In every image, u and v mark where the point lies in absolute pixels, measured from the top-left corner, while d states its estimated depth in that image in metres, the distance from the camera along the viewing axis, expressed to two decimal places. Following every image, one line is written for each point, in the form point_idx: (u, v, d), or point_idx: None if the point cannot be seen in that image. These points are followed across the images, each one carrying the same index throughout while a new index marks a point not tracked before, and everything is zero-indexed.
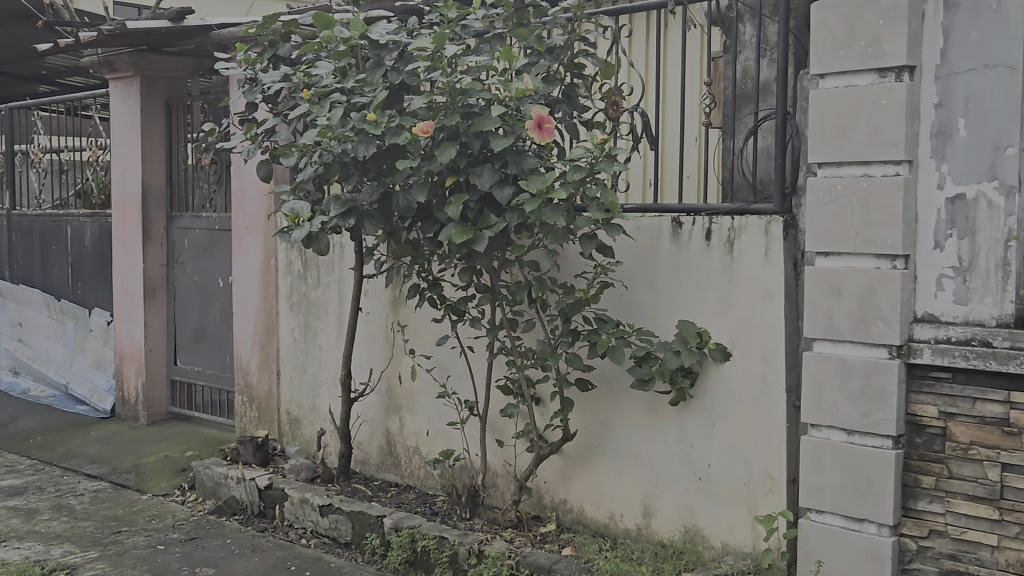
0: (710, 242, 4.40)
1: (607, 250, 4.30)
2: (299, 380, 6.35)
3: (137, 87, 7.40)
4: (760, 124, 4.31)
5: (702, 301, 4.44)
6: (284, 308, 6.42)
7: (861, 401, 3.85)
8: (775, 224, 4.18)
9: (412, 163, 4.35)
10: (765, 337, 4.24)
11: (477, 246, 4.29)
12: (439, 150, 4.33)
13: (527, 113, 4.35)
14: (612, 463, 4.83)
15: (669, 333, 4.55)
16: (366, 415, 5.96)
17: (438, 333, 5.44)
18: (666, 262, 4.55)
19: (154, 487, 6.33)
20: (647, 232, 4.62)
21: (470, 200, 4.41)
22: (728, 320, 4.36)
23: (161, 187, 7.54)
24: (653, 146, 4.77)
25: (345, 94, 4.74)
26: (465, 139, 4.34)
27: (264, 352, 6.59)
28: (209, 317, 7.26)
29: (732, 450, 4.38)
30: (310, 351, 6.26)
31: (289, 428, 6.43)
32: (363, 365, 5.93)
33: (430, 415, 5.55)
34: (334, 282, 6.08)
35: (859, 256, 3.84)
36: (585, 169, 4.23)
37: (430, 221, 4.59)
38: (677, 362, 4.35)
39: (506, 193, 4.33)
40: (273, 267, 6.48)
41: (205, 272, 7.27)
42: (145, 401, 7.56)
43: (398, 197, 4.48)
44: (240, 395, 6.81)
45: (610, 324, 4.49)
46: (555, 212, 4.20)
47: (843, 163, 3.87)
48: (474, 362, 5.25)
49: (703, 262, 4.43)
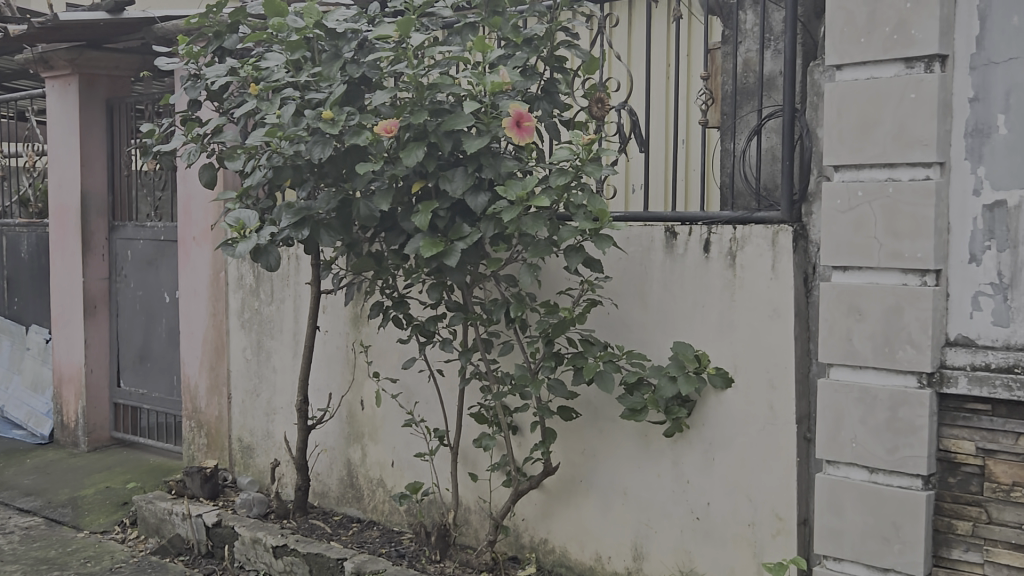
0: (709, 255, 3.93)
1: (595, 264, 3.79)
2: (252, 405, 5.81)
3: (76, 85, 6.83)
4: (764, 122, 3.85)
5: (700, 321, 3.97)
6: (235, 326, 5.89)
7: (886, 435, 3.39)
8: (784, 234, 3.72)
9: (374, 166, 3.84)
10: (771, 361, 3.78)
11: (448, 260, 3.79)
12: (405, 152, 3.82)
13: (504, 110, 3.86)
14: (598, 499, 4.34)
15: (663, 355, 4.08)
16: (325, 443, 5.43)
17: (404, 355, 4.93)
18: (658, 276, 4.09)
19: (91, 523, 5.76)
20: (638, 243, 4.14)
21: (439, 208, 3.92)
22: (729, 342, 3.89)
23: (103, 195, 6.97)
24: (642, 148, 4.30)
25: (299, 90, 4.22)
26: (434, 139, 3.84)
27: (213, 373, 6.04)
28: (154, 335, 6.70)
29: (735, 487, 3.91)
30: (263, 373, 5.73)
31: (241, 457, 5.89)
32: (320, 389, 5.40)
33: (395, 444, 5.04)
34: (289, 298, 5.55)
35: (882, 270, 3.39)
36: (570, 173, 3.75)
37: (395, 231, 4.08)
38: (673, 390, 3.86)
39: (481, 200, 3.84)
40: (223, 281, 5.94)
41: (150, 286, 6.71)
42: (86, 426, 6.97)
43: (358, 204, 3.97)
44: (188, 420, 6.25)
45: (597, 347, 4.00)
46: (536, 222, 3.71)
47: (864, 165, 3.42)
48: (444, 387, 4.75)
49: (701, 277, 3.96)
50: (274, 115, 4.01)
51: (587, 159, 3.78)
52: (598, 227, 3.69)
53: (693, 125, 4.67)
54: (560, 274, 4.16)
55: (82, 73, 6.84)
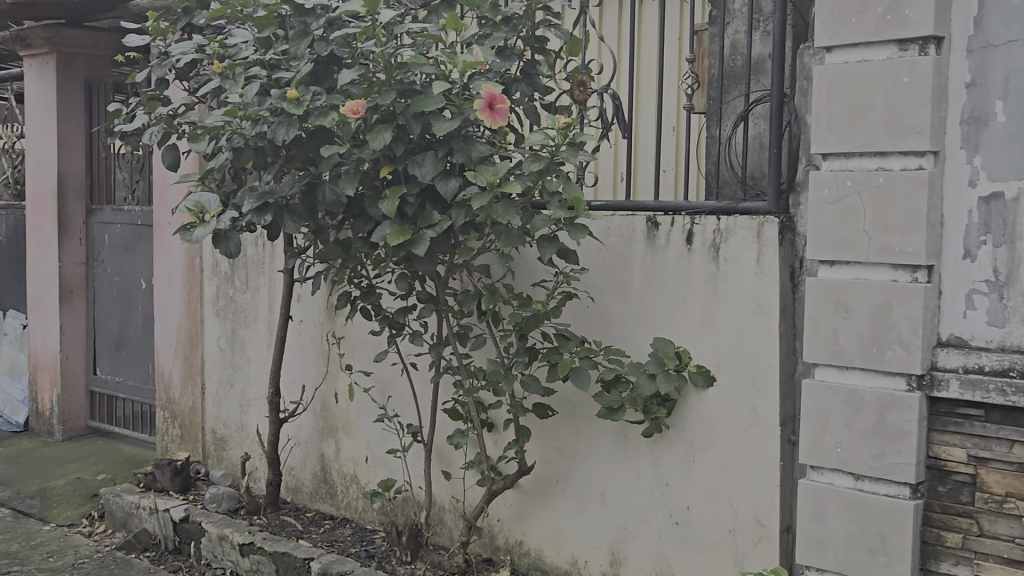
0: (692, 247, 3.74)
1: (570, 255, 3.60)
2: (225, 397, 5.64)
3: (53, 64, 6.64)
4: (751, 108, 3.65)
5: (682, 317, 3.78)
6: (209, 314, 5.71)
7: (872, 441, 3.20)
8: (770, 226, 3.52)
9: (339, 149, 3.65)
10: (755, 359, 3.59)
11: (416, 249, 3.61)
12: (372, 134, 3.63)
13: (477, 91, 3.66)
14: (575, 501, 4.16)
15: (643, 351, 3.89)
16: (299, 437, 5.25)
17: (378, 347, 4.74)
18: (639, 269, 3.89)
19: (59, 516, 5.60)
20: (618, 233, 3.95)
21: (408, 194, 3.72)
22: (711, 340, 3.70)
23: (80, 178, 6.78)
24: (625, 135, 4.10)
25: (267, 69, 4.02)
26: (403, 122, 3.64)
27: (187, 363, 5.87)
28: (130, 323, 6.52)
29: (716, 491, 3.73)
30: (238, 364, 5.55)
31: (214, 450, 5.72)
32: (294, 381, 5.22)
33: (369, 439, 4.86)
34: (264, 286, 5.37)
35: (871, 265, 3.20)
36: (545, 159, 3.55)
37: (363, 218, 3.90)
38: (652, 388, 3.69)
39: (452, 186, 3.64)
40: (198, 267, 5.76)
41: (127, 272, 6.53)
42: (60, 415, 6.81)
43: (324, 189, 3.78)
44: (162, 411, 6.08)
45: (573, 342, 3.81)
46: (508, 210, 3.52)
47: (854, 154, 3.23)
48: (418, 382, 4.56)
49: (683, 270, 3.77)
50: (237, 94, 3.82)
51: (563, 143, 3.58)
52: (573, 217, 3.50)
53: (681, 111, 4.46)
54: (536, 264, 3.97)
55: (60, 52, 6.65)
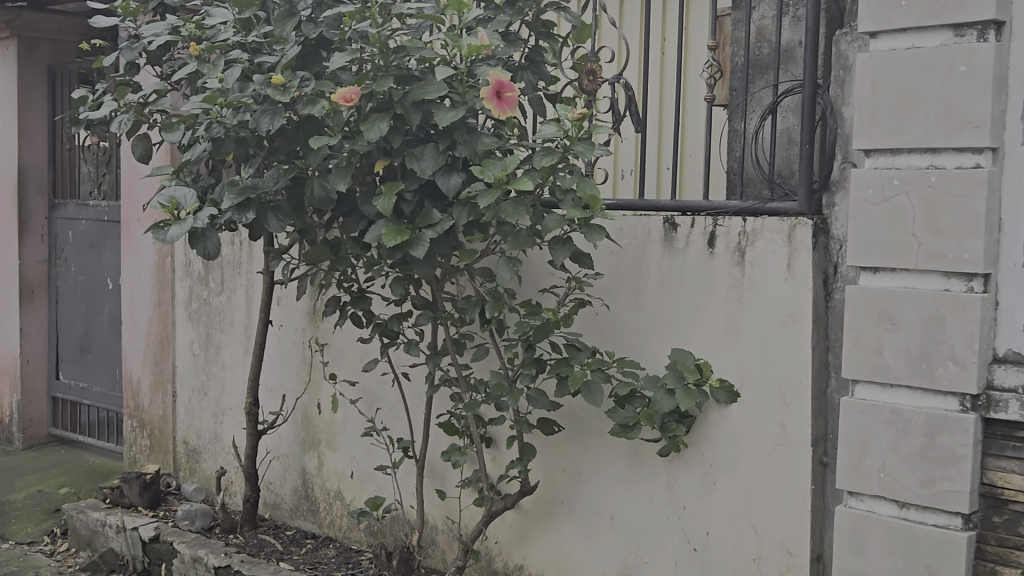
0: (714, 250, 3.44)
1: (584, 258, 3.28)
2: (199, 405, 5.28)
3: (14, 49, 6.23)
4: (781, 99, 3.35)
5: (702, 326, 3.48)
6: (181, 317, 5.34)
7: (919, 465, 2.92)
8: (802, 228, 3.23)
9: (330, 141, 3.32)
10: (783, 374, 3.29)
11: (414, 251, 3.28)
12: (367, 125, 3.30)
13: (482, 79, 3.34)
14: (581, 524, 3.85)
15: (659, 363, 3.59)
16: (278, 450, 4.90)
17: (365, 355, 4.41)
18: (655, 273, 3.59)
19: (18, 533, 5.22)
20: (632, 235, 3.64)
21: (406, 191, 3.40)
22: (735, 351, 3.40)
23: (42, 170, 6.38)
24: (637, 128, 3.80)
25: (249, 52, 3.68)
26: (400, 111, 3.31)
27: (157, 369, 5.50)
28: (95, 325, 6.14)
29: (739, 516, 3.43)
30: (212, 371, 5.20)
31: (186, 461, 5.36)
32: (273, 390, 4.87)
33: (355, 453, 4.53)
34: (240, 288, 5.02)
35: (920, 273, 2.91)
36: (557, 153, 3.24)
37: (355, 217, 3.56)
38: (671, 404, 3.38)
39: (455, 182, 3.32)
40: (169, 267, 5.40)
41: (92, 271, 6.15)
42: (21, 422, 6.40)
43: (312, 184, 3.44)
44: (129, 419, 5.70)
45: (584, 353, 3.49)
46: (517, 209, 3.20)
47: (901, 150, 2.94)
48: (410, 393, 4.23)
49: (704, 275, 3.46)
50: (216, 78, 3.47)
51: (577, 135, 3.27)
52: (589, 217, 3.18)
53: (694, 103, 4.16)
54: (544, 268, 3.65)
55: (22, 37, 6.24)
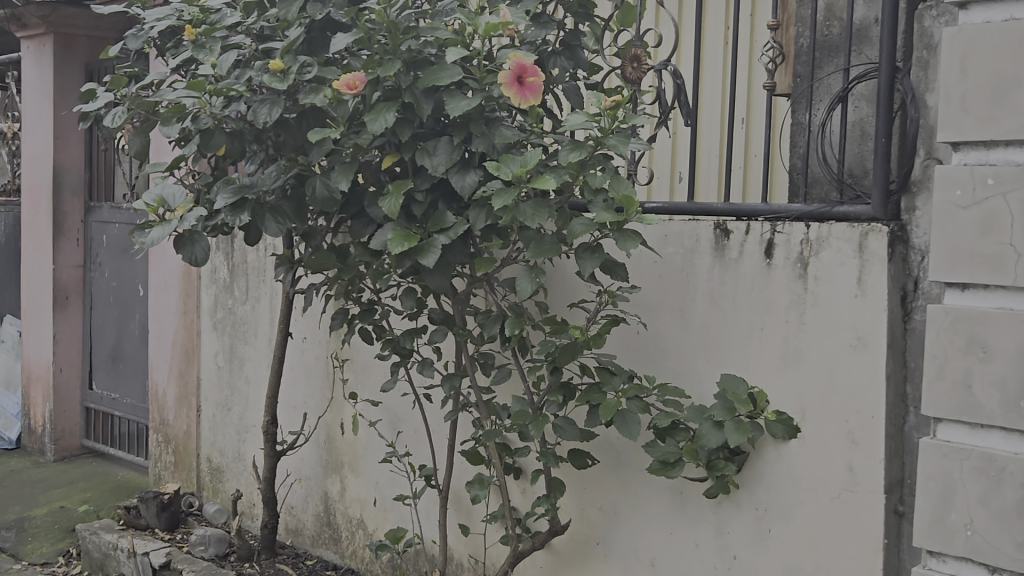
0: (772, 261, 2.97)
1: (617, 269, 2.83)
2: (222, 421, 4.95)
3: (50, 46, 6.01)
4: (852, 85, 2.86)
5: (758, 350, 3.00)
6: (206, 327, 5.02)
7: (1015, 523, 2.41)
8: (875, 237, 2.75)
9: (330, 133, 2.93)
10: (852, 407, 2.80)
11: (423, 259, 2.87)
12: (371, 115, 2.90)
13: (504, 62, 2.92)
14: (618, 570, 3.39)
15: (707, 391, 3.12)
16: (300, 472, 4.54)
17: (387, 372, 4.01)
18: (704, 287, 3.12)
19: (32, 552, 4.94)
20: (678, 242, 3.18)
21: (416, 190, 2.99)
22: (795, 379, 2.92)
23: (78, 171, 6.14)
24: (687, 122, 3.33)
25: (252, 37, 3.31)
26: (409, 99, 2.90)
27: (182, 382, 5.19)
28: (126, 334, 5.87)
29: (797, 571, 2.94)
30: (236, 385, 4.86)
31: (209, 480, 5.03)
32: (294, 408, 4.51)
33: (378, 479, 4.13)
34: (264, 296, 4.67)
35: (1019, 291, 2.40)
36: (586, 147, 2.80)
37: (363, 219, 3.17)
38: (719, 440, 2.91)
39: (471, 180, 2.90)
40: (195, 274, 5.09)
41: (124, 277, 5.89)
42: (53, 433, 6.17)
43: (313, 182, 3.06)
44: (155, 434, 5.41)
45: (619, 378, 3.04)
46: (539, 211, 2.77)
47: (997, 143, 2.43)
48: (434, 415, 3.82)
49: (761, 289, 2.99)
50: (209, 64, 3.11)
51: (610, 127, 2.82)
52: (621, 221, 2.74)
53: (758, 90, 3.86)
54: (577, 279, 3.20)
55: (58, 33, 6.01)
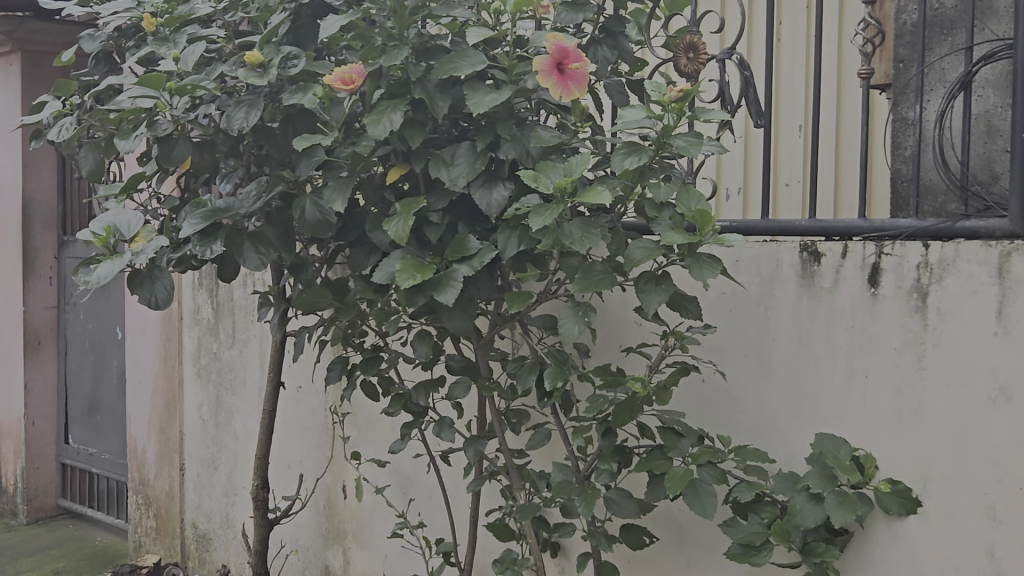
0: (878, 290, 2.36)
1: (688, 304, 2.23)
2: (208, 482, 4.34)
3: (18, 65, 5.46)
4: (977, 68, 2.26)
5: (863, 402, 2.39)
6: (190, 375, 4.43)
7: None
8: (1020, 258, 2.13)
9: (321, 140, 2.34)
10: (992, 475, 2.18)
11: (440, 297, 2.28)
12: (373, 117, 2.31)
13: (538, 47, 2.33)
14: None
15: (796, 453, 2.51)
16: (297, 542, 3.92)
17: (396, 429, 3.40)
18: (789, 324, 2.52)
19: None
20: (756, 269, 2.59)
21: (431, 210, 2.39)
22: (913, 440, 2.31)
23: (51, 203, 5.57)
24: (757, 122, 2.75)
25: (227, 28, 2.72)
26: (420, 96, 2.31)
27: (163, 437, 4.58)
28: (103, 381, 5.27)
29: None
30: (223, 441, 4.26)
31: (195, 549, 4.42)
32: (289, 468, 3.90)
33: (387, 553, 3.51)
34: (253, 339, 4.07)
35: None
36: (646, 150, 2.21)
37: (364, 248, 2.57)
38: (819, 518, 2.29)
39: (501, 196, 2.31)
40: (176, 315, 4.50)
41: (101, 318, 5.29)
42: (25, 493, 5.55)
43: (302, 204, 2.47)
44: (134, 495, 4.79)
45: (687, 441, 2.43)
46: (587, 232, 2.17)
47: None
48: (452, 480, 3.21)
49: (864, 326, 2.39)
50: (172, 59, 2.52)
51: (675, 126, 2.22)
52: (695, 243, 2.15)
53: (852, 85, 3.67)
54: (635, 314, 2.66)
55: (26, 50, 5.46)
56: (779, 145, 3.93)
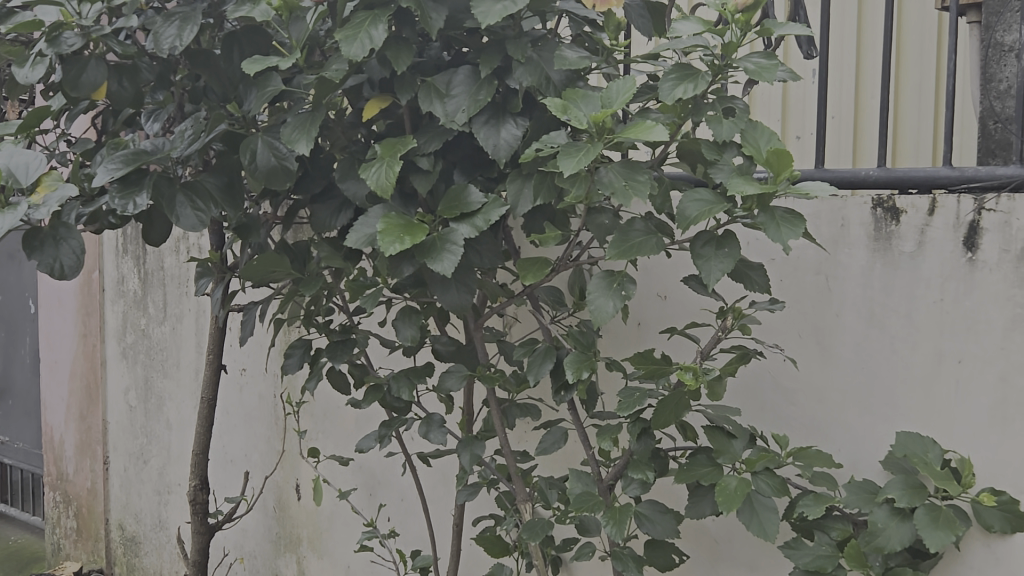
0: (976, 255, 1.91)
1: (756, 272, 1.76)
2: (138, 477, 3.78)
3: None
4: None
5: (952, 393, 1.95)
6: (114, 355, 3.85)
7: None
8: None
9: (279, 62, 1.80)
10: None
11: (435, 266, 1.78)
12: (347, 32, 1.77)
13: None
14: None
15: (866, 455, 2.06)
16: (242, 549, 3.41)
17: (362, 421, 2.90)
18: (856, 298, 2.07)
19: None
20: (814, 233, 2.13)
21: (421, 155, 1.87)
22: (1018, 440, 1.87)
23: None
24: (809, 53, 2.27)
25: None
26: (408, 4, 1.77)
27: (84, 426, 3.99)
28: (15, 361, 4.66)
29: None
30: (154, 431, 3.70)
31: (123, 554, 3.87)
32: (233, 463, 3.39)
33: (349, 565, 3.02)
34: (187, 314, 3.51)
35: None
36: (701, 75, 1.73)
37: (331, 205, 2.04)
38: (909, 538, 1.83)
39: (511, 135, 1.80)
40: (97, 286, 3.90)
41: (11, 290, 4.66)
42: None
43: (250, 146, 1.93)
44: (51, 492, 4.20)
45: (741, 442, 1.95)
46: (632, 179, 1.67)
47: None
48: (430, 483, 2.73)
49: (955, 300, 1.94)
50: None
51: (739, 44, 1.72)
52: (769, 195, 1.66)
53: (890, 25, 3.34)
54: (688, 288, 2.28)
55: None
56: (788, 90, 3.52)
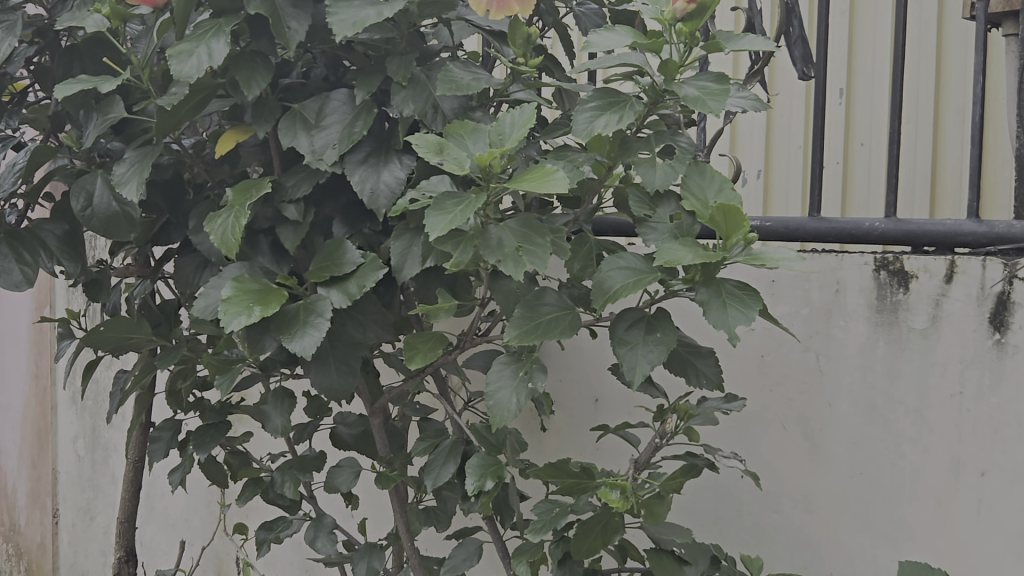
0: (1006, 339, 1.47)
1: (704, 361, 1.34)
2: (84, 535, 3.45)
3: None
4: None
5: (973, 516, 1.50)
6: (62, 399, 3.52)
7: None
8: None
9: (101, 86, 1.42)
10: None
11: (288, 345, 1.38)
12: (184, 47, 1.39)
13: None
14: None
15: None
16: None
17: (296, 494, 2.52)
18: (853, 385, 1.63)
19: None
20: (804, 300, 1.69)
21: (286, 203, 1.48)
22: None
23: None
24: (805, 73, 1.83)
25: None
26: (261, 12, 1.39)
27: (34, 475, 3.67)
28: None
29: None
30: (99, 485, 3.36)
31: None
32: (174, 527, 3.03)
33: None
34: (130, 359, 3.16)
35: None
36: (629, 101, 1.30)
37: (198, 259, 1.66)
38: None
39: (394, 177, 1.40)
40: (46, 323, 3.58)
41: None
42: None
43: (86, 188, 1.55)
44: (4, 543, 3.89)
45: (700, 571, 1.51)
46: (531, 239, 1.25)
47: None
48: None
49: (978, 396, 1.49)
50: None
51: (681, 65, 1.30)
52: (715, 263, 1.24)
53: None
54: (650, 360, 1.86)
55: None
56: None
